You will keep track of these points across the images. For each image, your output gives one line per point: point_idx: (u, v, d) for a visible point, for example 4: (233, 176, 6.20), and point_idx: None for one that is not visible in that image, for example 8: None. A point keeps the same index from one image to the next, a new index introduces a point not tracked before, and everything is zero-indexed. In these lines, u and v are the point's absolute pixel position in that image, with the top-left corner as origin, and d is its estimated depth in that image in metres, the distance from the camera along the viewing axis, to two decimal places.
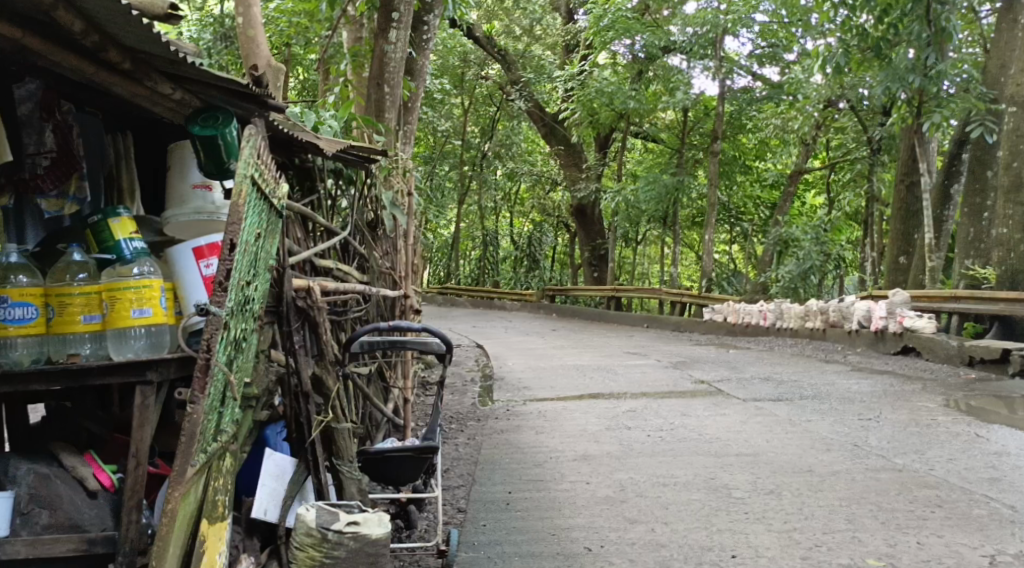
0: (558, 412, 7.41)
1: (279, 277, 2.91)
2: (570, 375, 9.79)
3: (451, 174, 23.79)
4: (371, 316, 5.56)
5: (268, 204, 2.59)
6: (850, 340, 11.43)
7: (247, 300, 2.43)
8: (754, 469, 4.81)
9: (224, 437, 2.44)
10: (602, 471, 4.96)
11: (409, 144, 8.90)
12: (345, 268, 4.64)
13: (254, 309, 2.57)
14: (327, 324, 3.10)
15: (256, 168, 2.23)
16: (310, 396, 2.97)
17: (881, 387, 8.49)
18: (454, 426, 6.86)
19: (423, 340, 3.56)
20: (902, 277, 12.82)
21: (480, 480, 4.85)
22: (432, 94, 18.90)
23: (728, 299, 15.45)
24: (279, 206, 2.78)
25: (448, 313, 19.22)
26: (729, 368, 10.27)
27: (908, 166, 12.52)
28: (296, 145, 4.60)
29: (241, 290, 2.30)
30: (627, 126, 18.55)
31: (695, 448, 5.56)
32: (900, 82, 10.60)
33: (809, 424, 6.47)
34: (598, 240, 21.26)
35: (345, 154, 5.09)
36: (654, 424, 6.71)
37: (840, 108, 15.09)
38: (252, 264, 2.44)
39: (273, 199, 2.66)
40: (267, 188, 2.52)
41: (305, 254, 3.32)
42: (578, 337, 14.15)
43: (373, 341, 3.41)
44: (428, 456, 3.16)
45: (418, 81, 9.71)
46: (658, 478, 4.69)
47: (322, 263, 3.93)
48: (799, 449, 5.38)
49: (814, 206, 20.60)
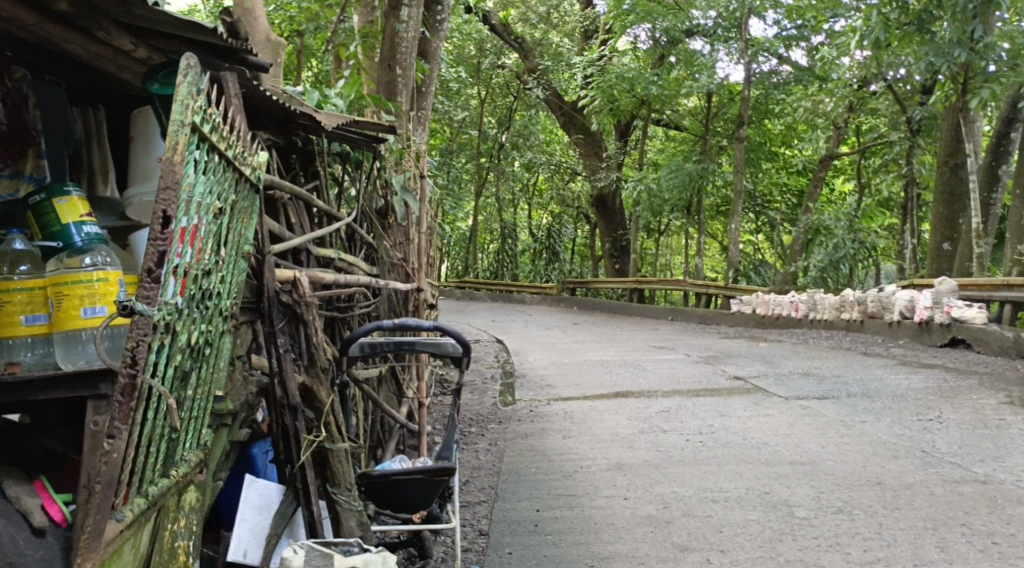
0: (585, 413, 6.86)
1: (258, 267, 2.38)
2: (595, 371, 9.24)
3: (468, 166, 23.19)
4: (382, 312, 5.06)
5: (234, 172, 2.08)
6: (891, 331, 10.78)
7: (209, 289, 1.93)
8: (814, 482, 4.24)
9: (188, 465, 1.94)
10: (640, 483, 4.41)
11: (423, 130, 8.34)
12: (349, 259, 4.15)
13: (221, 303, 2.05)
14: (318, 322, 2.55)
15: (201, 116, 1.70)
16: (298, 409, 2.41)
17: (934, 383, 7.85)
18: (475, 429, 6.35)
19: (435, 340, 3.04)
20: (946, 264, 12.09)
21: (504, 495, 4.33)
22: (448, 83, 18.30)
23: (757, 289, 14.78)
24: (255, 177, 2.28)
25: (467, 307, 18.66)
26: (765, 363, 9.65)
27: (952, 146, 11.77)
28: (294, 124, 4.15)
29: (193, 280, 1.78)
30: (649, 113, 17.86)
31: (742, 455, 4.99)
32: (945, 57, 9.85)
33: (864, 426, 5.88)
34: (620, 231, 20.57)
35: (344, 132, 4.58)
36: (692, 426, 6.16)
37: (874, 90, 14.29)
38: (211, 247, 1.92)
39: (244, 167, 2.16)
40: (232, 150, 2.01)
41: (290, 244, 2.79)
42: (601, 331, 13.56)
43: (375, 342, 2.91)
44: (443, 479, 2.67)
45: (433, 64, 9.20)
46: (705, 493, 4.14)
47: (318, 250, 3.47)
48: (859, 457, 4.80)
49: (844, 193, 19.82)
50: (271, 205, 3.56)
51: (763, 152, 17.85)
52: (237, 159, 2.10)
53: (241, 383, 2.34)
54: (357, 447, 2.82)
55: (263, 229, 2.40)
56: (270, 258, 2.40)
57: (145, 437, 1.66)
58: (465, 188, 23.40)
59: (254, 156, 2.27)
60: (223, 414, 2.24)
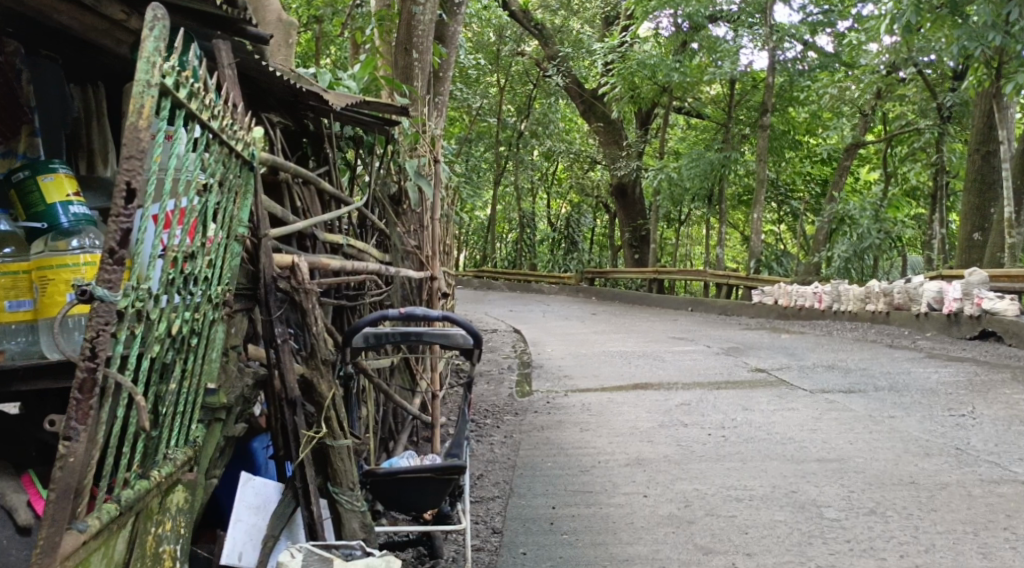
0: (603, 405, 6.68)
1: (254, 250, 2.22)
2: (613, 363, 9.05)
3: (487, 154, 22.97)
4: (394, 301, 4.91)
5: (220, 145, 1.93)
6: (918, 323, 10.49)
7: (191, 272, 1.79)
8: (844, 481, 4.04)
9: (173, 464, 1.79)
10: (661, 479, 4.24)
11: (441, 116, 8.18)
12: (359, 245, 3.99)
13: (209, 289, 1.91)
14: (320, 311, 2.38)
15: (160, 74, 1.55)
16: (297, 402, 2.25)
17: (964, 377, 7.59)
18: (489, 421, 6.20)
19: (442, 330, 2.88)
20: (976, 254, 11.74)
21: (519, 491, 4.17)
22: (466, 70, 18.09)
23: (780, 280, 14.49)
24: (248, 153, 2.12)
25: (485, 297, 18.49)
26: (788, 355, 9.41)
27: (983, 134, 11.42)
28: (304, 105, 3.99)
29: (165, 262, 1.63)
30: (671, 101, 17.55)
31: (766, 451, 4.79)
32: (979, 41, 9.53)
33: (893, 421, 5.66)
34: (640, 221, 20.29)
35: (355, 113, 4.39)
36: (714, 420, 5.96)
37: (904, 76, 13.89)
38: (191, 225, 1.77)
39: (233, 140, 2.01)
40: (212, 118, 1.86)
41: (289, 227, 2.62)
42: (620, 322, 13.36)
43: (379, 332, 2.76)
44: (452, 477, 2.55)
45: (450, 49, 9.03)
46: (729, 491, 3.95)
47: (324, 235, 3.33)
48: (891, 454, 4.59)
49: (869, 182, 19.42)
50: (277, 187, 3.47)
51: (787, 141, 17.46)
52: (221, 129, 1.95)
53: (237, 376, 2.19)
54: (360, 444, 2.66)
55: (260, 207, 2.24)
56: (268, 241, 2.24)
57: (114, 437, 1.52)
58: (484, 177, 23.20)
59: (247, 130, 2.11)
60: (215, 408, 2.08)
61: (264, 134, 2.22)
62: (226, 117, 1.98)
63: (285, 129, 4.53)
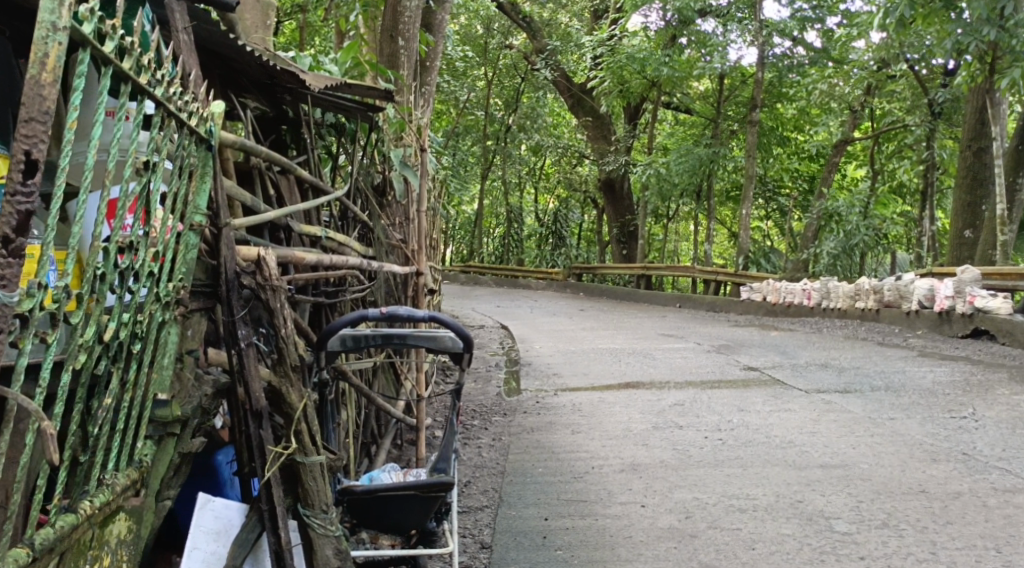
0: (594, 405, 6.45)
1: (212, 240, 1.97)
2: (603, 360, 8.83)
3: (474, 149, 22.59)
4: (378, 297, 4.65)
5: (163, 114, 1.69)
6: (909, 321, 10.34)
7: (131, 265, 1.56)
8: (851, 490, 3.84)
9: (113, 489, 1.57)
10: (658, 487, 4.01)
11: (428, 106, 7.90)
12: (341, 238, 3.74)
13: (155, 286, 1.66)
14: (291, 311, 2.11)
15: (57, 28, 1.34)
16: (262, 415, 1.99)
17: (961, 376, 7.43)
18: (476, 423, 5.95)
19: (428, 331, 2.63)
20: (967, 253, 11.59)
21: (509, 499, 3.94)
22: (453, 62, 17.75)
23: (768, 277, 14.32)
24: (204, 129, 1.88)
25: (472, 292, 18.21)
26: (781, 353, 9.22)
27: (975, 130, 11.25)
28: (280, 88, 3.73)
29: (92, 260, 1.40)
30: (660, 96, 17.28)
31: (766, 456, 4.58)
32: (974, 35, 9.29)
33: (894, 423, 5.46)
34: (628, 216, 20.07)
35: (337, 98, 4.15)
36: (709, 421, 5.75)
37: (895, 73, 13.71)
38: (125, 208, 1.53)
39: (182, 110, 1.76)
40: (146, 80, 1.61)
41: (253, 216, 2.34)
42: (608, 318, 13.15)
43: (358, 334, 2.51)
44: (438, 494, 2.33)
45: (437, 37, 8.77)
46: (731, 500, 3.74)
47: (298, 225, 3.07)
48: (897, 460, 4.39)
49: (857, 179, 19.29)
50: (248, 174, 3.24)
51: (775, 137, 17.25)
52: (166, 98, 1.70)
53: (195, 384, 1.94)
54: (336, 460, 2.40)
55: (220, 190, 1.98)
56: (228, 231, 1.98)
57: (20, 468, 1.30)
58: (471, 171, 22.84)
59: (202, 102, 1.86)
60: (168, 422, 1.83)
61: (224, 107, 1.97)
62: (173, 84, 1.73)
63: (261, 115, 4.30)
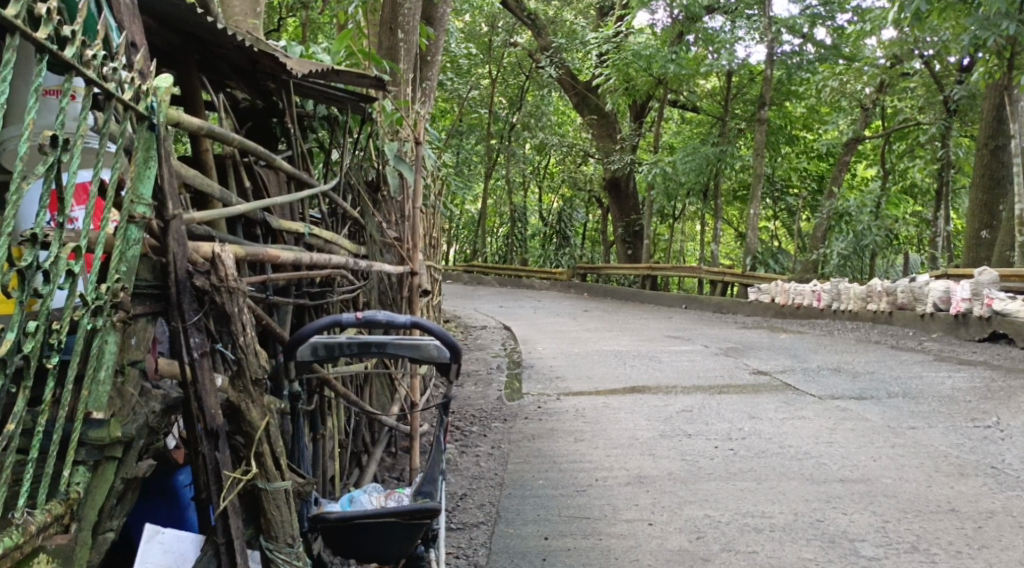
0: (599, 411, 6.18)
1: (157, 235, 1.74)
2: (607, 363, 8.55)
3: (478, 147, 22.27)
4: (371, 298, 4.40)
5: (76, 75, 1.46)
6: (923, 324, 10.06)
7: (33, 268, 1.36)
8: (876, 508, 3.57)
9: (24, 529, 1.38)
10: (666, 503, 3.75)
11: (429, 101, 7.64)
12: (326, 235, 3.50)
13: (72, 290, 1.46)
14: (250, 316, 1.89)
15: None
16: (219, 436, 1.77)
17: (980, 382, 7.15)
18: (475, 429, 5.68)
19: (411, 340, 2.40)
20: (983, 253, 11.29)
21: (507, 515, 3.69)
22: (457, 59, 17.48)
23: (776, 278, 14.03)
24: (142, 104, 1.66)
25: (474, 292, 17.93)
26: (791, 356, 8.95)
27: (993, 128, 10.96)
28: (264, 75, 3.49)
29: None
30: (666, 95, 16.97)
31: (782, 469, 4.31)
32: (992, 29, 8.96)
33: (915, 433, 5.20)
34: (633, 216, 19.78)
35: (326, 87, 3.92)
36: (719, 429, 5.48)
37: (909, 69, 13.37)
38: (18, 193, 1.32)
39: (104, 76, 1.53)
40: (49, 34, 1.37)
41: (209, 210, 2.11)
42: (613, 319, 12.88)
43: (331, 341, 2.30)
44: (424, 521, 2.14)
45: (438, 29, 8.51)
46: (746, 519, 3.48)
47: (274, 220, 2.84)
48: (921, 474, 4.13)
49: (866, 179, 18.97)
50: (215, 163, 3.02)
51: (784, 135, 16.96)
52: (83, 61, 1.48)
53: (141, 398, 1.71)
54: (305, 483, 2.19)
55: (169, 178, 1.77)
56: (176, 225, 1.75)
57: None
58: (475, 169, 22.55)
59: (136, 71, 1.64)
60: (105, 445, 1.58)
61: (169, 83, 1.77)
62: (92, 46, 1.51)
63: (249, 107, 4.06)
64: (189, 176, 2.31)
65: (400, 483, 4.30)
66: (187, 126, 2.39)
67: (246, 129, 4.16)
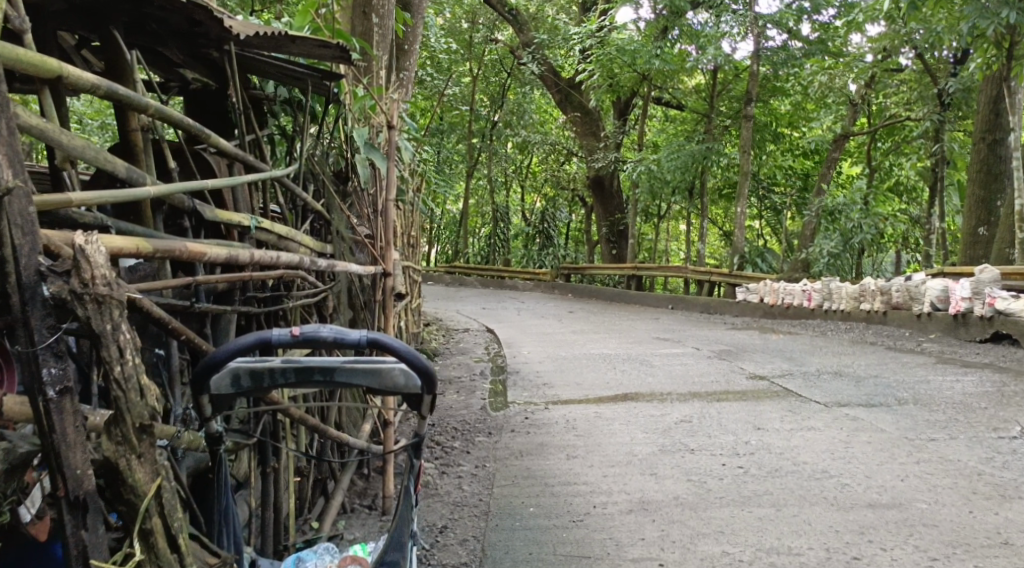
0: (590, 422, 5.70)
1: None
2: (597, 368, 8.07)
3: (459, 146, 21.68)
4: (338, 303, 3.88)
5: None
6: (920, 325, 9.66)
7: None
8: (918, 542, 3.11)
9: None
10: (677, 535, 3.27)
11: (405, 90, 7.12)
12: (281, 228, 2.99)
13: None
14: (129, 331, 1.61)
15: None
16: (82, 503, 1.53)
17: (992, 387, 6.71)
18: (457, 445, 5.15)
19: (369, 363, 1.92)
20: (981, 250, 10.90)
21: (493, 555, 3.19)
22: (436, 55, 16.86)
23: (764, 277, 13.58)
24: None
25: (456, 294, 17.30)
26: (787, 359, 8.51)
27: (989, 121, 10.58)
28: (205, 41, 2.98)
29: None
30: (650, 91, 16.40)
31: (801, 491, 3.84)
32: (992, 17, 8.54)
33: (938, 446, 4.74)
34: (617, 215, 19.33)
35: (281, 62, 3.39)
36: (722, 443, 5.02)
37: (900, 61, 12.93)
38: None
39: None
40: None
41: (108, 192, 1.74)
42: (600, 321, 12.39)
43: (258, 367, 1.87)
44: None
45: (415, 16, 8.00)
46: (771, 558, 3.02)
47: (205, 210, 2.38)
48: (958, 497, 3.68)
49: (851, 176, 18.64)
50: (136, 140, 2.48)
51: (770, 133, 16.53)
52: None
53: None
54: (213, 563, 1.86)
55: (6, 152, 1.48)
56: (14, 206, 1.46)
57: None
58: (456, 169, 21.92)
59: None
60: None
61: None
62: None
63: (199, 87, 3.54)
64: (66, 144, 1.81)
65: (371, 512, 3.74)
66: (75, 82, 1.87)
67: (195, 108, 3.65)
